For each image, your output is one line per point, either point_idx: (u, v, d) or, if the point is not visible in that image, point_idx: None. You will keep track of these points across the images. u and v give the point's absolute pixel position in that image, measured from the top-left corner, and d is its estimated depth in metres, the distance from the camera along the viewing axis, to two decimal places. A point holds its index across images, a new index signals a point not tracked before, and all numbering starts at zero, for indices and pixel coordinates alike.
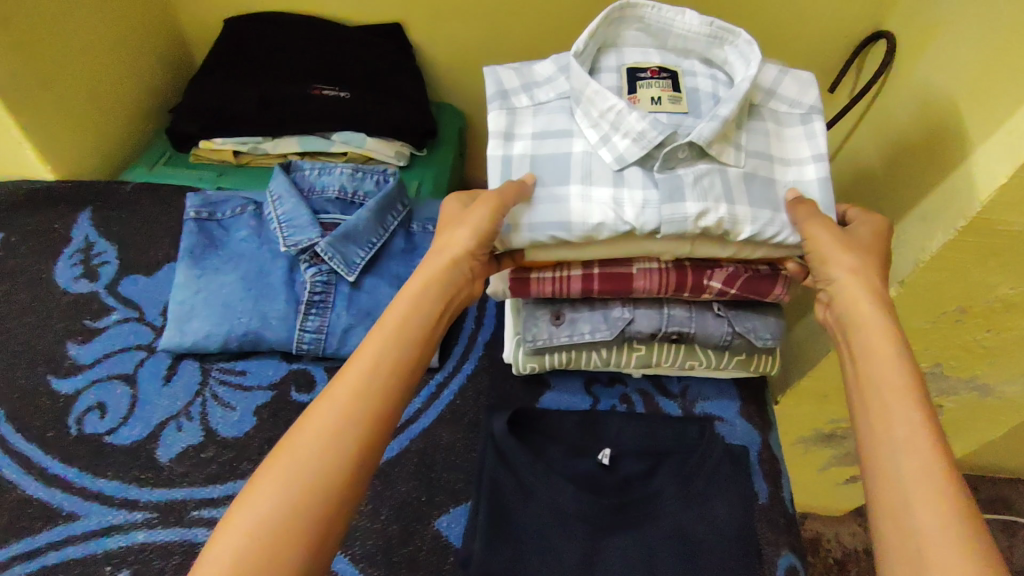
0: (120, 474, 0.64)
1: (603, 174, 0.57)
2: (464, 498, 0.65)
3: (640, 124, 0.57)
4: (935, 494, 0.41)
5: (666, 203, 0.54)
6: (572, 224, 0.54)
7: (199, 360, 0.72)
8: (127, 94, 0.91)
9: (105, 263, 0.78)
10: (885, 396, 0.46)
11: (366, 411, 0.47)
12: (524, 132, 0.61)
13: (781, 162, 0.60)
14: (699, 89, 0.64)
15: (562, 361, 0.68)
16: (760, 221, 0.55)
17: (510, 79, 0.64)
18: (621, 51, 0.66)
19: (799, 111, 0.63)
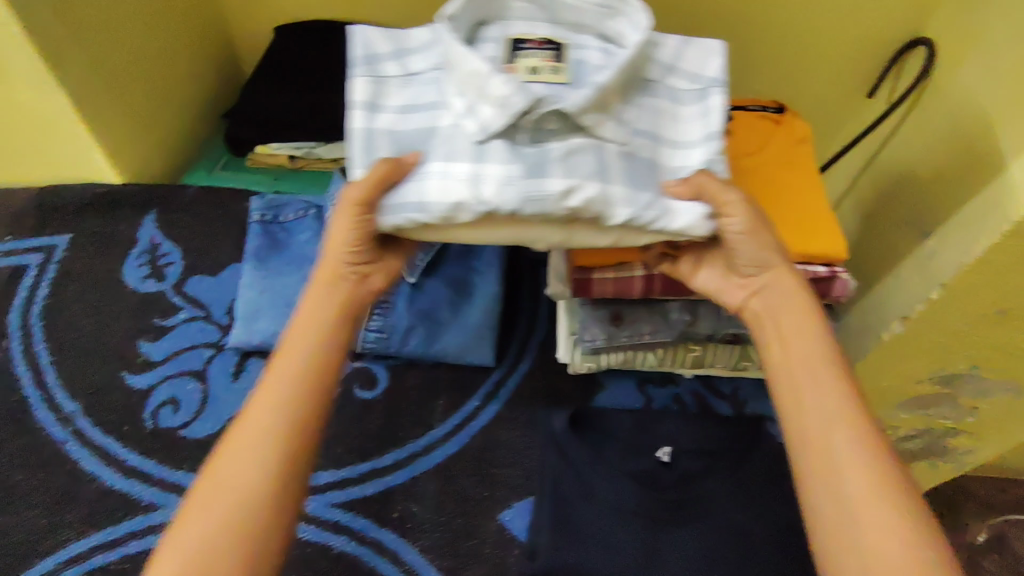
0: (195, 467, 0.67)
1: (464, 147, 0.50)
2: (526, 492, 0.67)
3: (504, 88, 0.50)
4: (867, 473, 0.45)
5: (527, 178, 0.47)
6: (429, 205, 0.48)
7: (266, 358, 0.74)
8: (187, 102, 0.93)
9: (170, 264, 0.80)
10: (815, 377, 0.50)
11: (278, 425, 0.48)
12: (391, 104, 0.56)
13: (671, 145, 0.55)
14: (586, 61, 0.56)
15: (620, 360, 0.69)
16: (640, 205, 0.49)
17: (380, 42, 0.57)
18: (506, 23, 0.59)
19: (698, 87, 0.57)
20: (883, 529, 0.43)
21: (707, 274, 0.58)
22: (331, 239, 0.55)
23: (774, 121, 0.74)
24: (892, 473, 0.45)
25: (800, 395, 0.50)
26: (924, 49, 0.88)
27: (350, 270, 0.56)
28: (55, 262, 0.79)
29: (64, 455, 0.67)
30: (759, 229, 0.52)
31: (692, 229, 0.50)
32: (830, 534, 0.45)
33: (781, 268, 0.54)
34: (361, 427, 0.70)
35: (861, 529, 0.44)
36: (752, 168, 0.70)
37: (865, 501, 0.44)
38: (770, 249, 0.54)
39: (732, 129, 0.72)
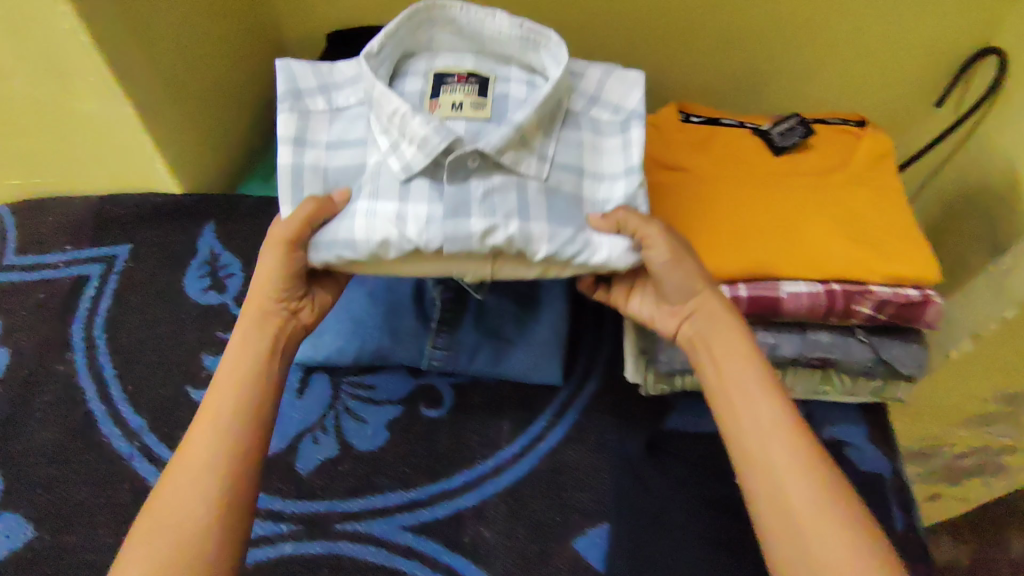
0: (263, 485, 0.66)
1: (390, 186, 0.53)
2: (601, 519, 0.64)
3: (423, 129, 0.53)
4: (805, 474, 0.49)
5: (449, 218, 0.51)
6: (357, 243, 0.52)
7: (329, 374, 0.73)
8: (242, 109, 0.91)
9: (230, 275, 0.80)
10: (750, 390, 0.54)
11: (217, 442, 0.52)
12: (319, 138, 0.58)
13: (593, 177, 0.58)
14: (509, 94, 0.59)
15: (694, 383, 0.68)
16: (559, 239, 0.52)
17: (308, 77, 0.60)
18: (433, 56, 0.61)
19: (619, 118, 0.60)
20: (826, 527, 0.47)
21: (639, 300, 0.62)
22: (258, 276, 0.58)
23: (855, 134, 0.70)
24: (823, 471, 0.50)
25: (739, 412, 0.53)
26: (995, 58, 0.84)
27: (279, 305, 0.59)
28: (116, 273, 0.79)
29: (131, 472, 0.66)
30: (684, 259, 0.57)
31: (626, 260, 0.54)
32: (778, 536, 0.48)
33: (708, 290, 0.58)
34: (428, 446, 0.69)
35: (804, 530, 0.47)
36: (837, 186, 0.66)
37: (805, 501, 0.48)
38: (694, 278, 0.58)
39: (813, 143, 0.68)
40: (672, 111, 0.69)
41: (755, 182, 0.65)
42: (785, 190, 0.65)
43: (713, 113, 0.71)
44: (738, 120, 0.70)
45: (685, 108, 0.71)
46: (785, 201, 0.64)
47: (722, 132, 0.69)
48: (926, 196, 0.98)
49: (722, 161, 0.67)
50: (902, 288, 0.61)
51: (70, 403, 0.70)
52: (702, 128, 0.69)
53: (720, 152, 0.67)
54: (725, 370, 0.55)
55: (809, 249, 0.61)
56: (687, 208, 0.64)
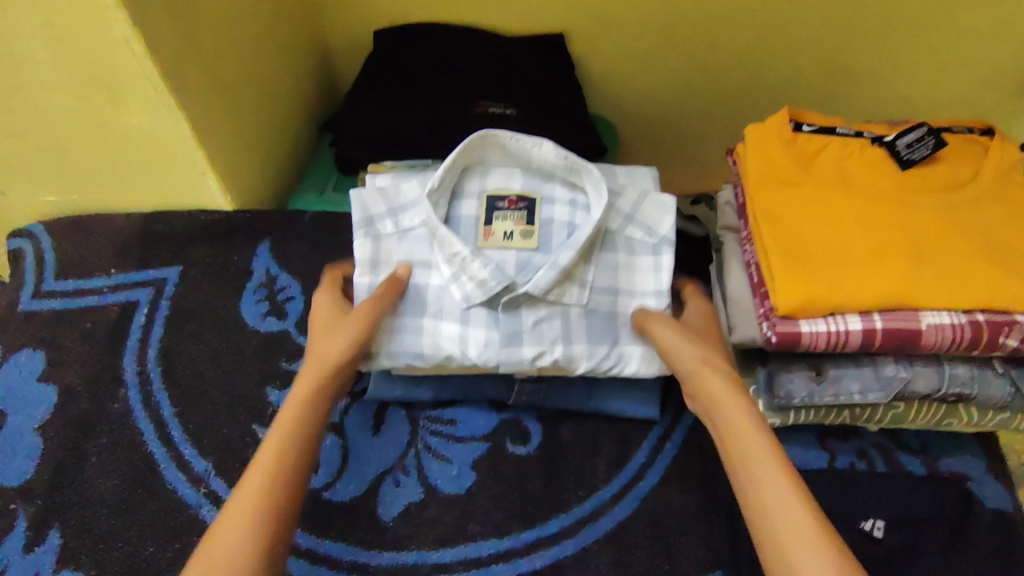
0: (345, 536, 0.60)
1: (452, 312, 0.62)
2: (713, 567, 0.59)
3: (482, 272, 0.61)
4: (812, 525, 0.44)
5: (505, 346, 0.60)
6: (425, 355, 0.61)
7: (406, 409, 0.67)
8: (287, 116, 0.85)
9: (291, 299, 0.74)
10: (749, 443, 0.49)
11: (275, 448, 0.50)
12: (387, 256, 0.64)
13: (627, 295, 0.64)
14: (554, 218, 0.66)
15: (809, 418, 0.62)
16: (596, 357, 0.61)
17: (375, 200, 0.65)
18: (486, 174, 0.67)
19: (652, 240, 0.65)
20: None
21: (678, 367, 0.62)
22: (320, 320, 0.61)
23: (983, 145, 0.65)
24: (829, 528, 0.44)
25: (749, 481, 0.48)
26: None
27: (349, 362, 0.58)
28: (166, 298, 0.73)
29: (200, 523, 0.60)
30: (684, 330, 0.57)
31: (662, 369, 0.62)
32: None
33: (709, 353, 0.56)
34: (520, 488, 0.63)
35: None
36: (969, 203, 0.61)
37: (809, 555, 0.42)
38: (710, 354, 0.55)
39: (941, 155, 0.64)
40: (783, 119, 0.65)
41: (881, 199, 0.61)
42: (916, 209, 0.60)
43: (826, 122, 0.67)
44: (855, 130, 0.66)
45: (797, 116, 0.67)
46: (918, 220, 0.60)
47: (839, 144, 0.65)
48: None
49: (842, 177, 0.63)
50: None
51: (128, 446, 0.64)
52: (817, 139, 0.65)
53: (838, 167, 0.64)
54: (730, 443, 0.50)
55: (949, 273, 0.57)
56: (807, 229, 0.60)
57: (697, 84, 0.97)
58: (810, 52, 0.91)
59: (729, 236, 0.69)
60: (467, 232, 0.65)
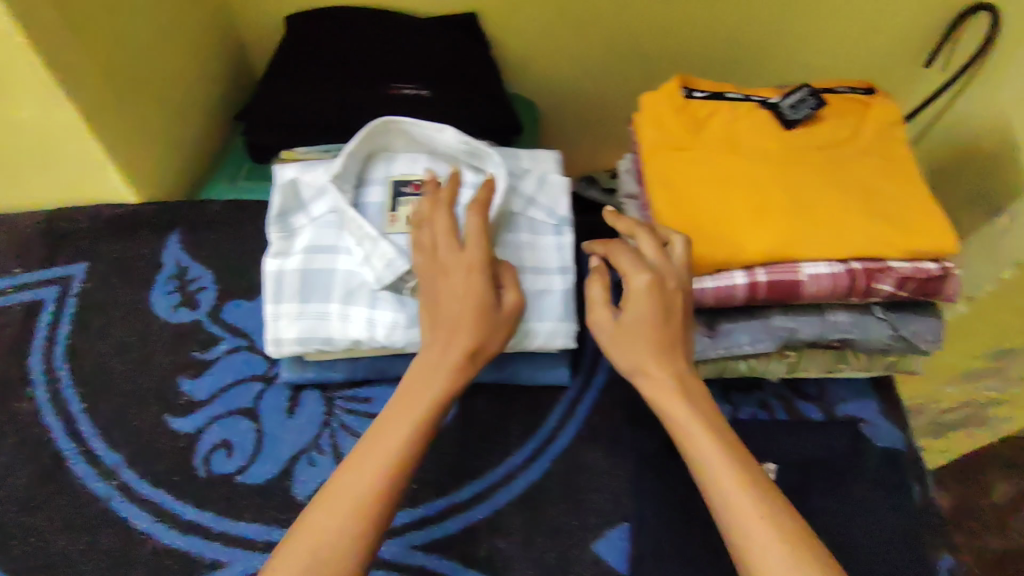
0: (258, 517, 0.61)
1: (361, 293, 0.61)
2: (621, 518, 0.62)
3: (390, 251, 0.59)
4: (775, 537, 0.46)
5: (410, 326, 0.60)
6: (334, 339, 0.61)
7: (321, 390, 0.67)
8: (193, 105, 0.84)
9: (203, 290, 0.73)
10: (697, 437, 0.51)
11: (361, 511, 0.48)
12: (298, 246, 0.63)
13: (533, 271, 0.64)
14: (459, 202, 0.64)
15: (708, 371, 0.65)
16: None
17: (291, 197, 0.64)
18: (391, 160, 0.65)
19: (553, 220, 0.66)
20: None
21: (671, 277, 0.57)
22: (464, 287, 0.55)
23: (863, 102, 0.68)
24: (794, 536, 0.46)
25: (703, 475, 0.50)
26: (985, 15, 0.85)
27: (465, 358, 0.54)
28: (73, 296, 0.72)
29: (112, 514, 0.61)
30: (627, 340, 0.55)
31: (564, 344, 0.64)
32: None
33: (651, 359, 0.54)
34: (434, 459, 0.65)
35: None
36: (848, 158, 0.64)
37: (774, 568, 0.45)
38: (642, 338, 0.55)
39: (824, 113, 0.67)
40: (672, 88, 0.67)
41: (766, 158, 0.64)
42: (798, 166, 0.63)
43: (716, 88, 0.69)
44: (743, 93, 0.69)
45: (687, 83, 0.69)
46: (798, 176, 0.62)
47: (727, 109, 0.67)
48: (917, 156, 1.01)
49: (728, 139, 0.65)
50: (918, 262, 0.59)
51: (36, 444, 0.64)
52: (706, 105, 0.67)
53: (727, 130, 0.66)
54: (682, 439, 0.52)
55: (827, 222, 0.60)
56: (697, 191, 0.62)
57: (613, 59, 0.98)
58: (717, 23, 0.93)
59: (631, 204, 0.71)
60: (372, 217, 0.62)
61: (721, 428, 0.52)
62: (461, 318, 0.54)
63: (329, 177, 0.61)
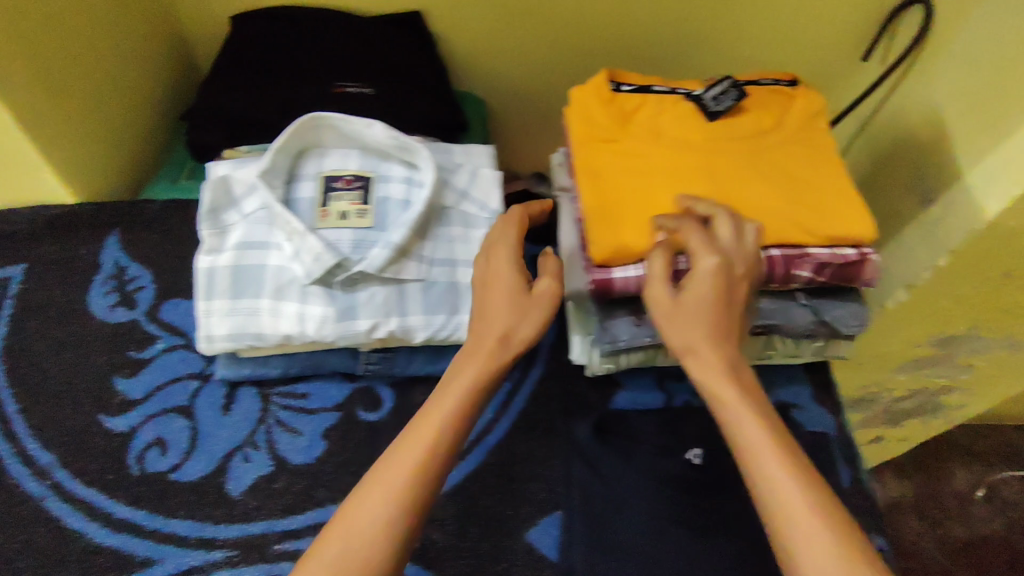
0: (191, 513, 0.61)
1: (291, 289, 0.61)
2: (553, 507, 0.63)
3: (317, 246, 0.59)
4: (827, 535, 0.43)
5: (339, 320, 0.60)
6: (265, 335, 0.61)
7: (257, 387, 0.68)
8: (134, 106, 0.84)
9: (140, 289, 0.73)
10: (743, 421, 0.49)
11: (386, 505, 0.46)
12: (230, 243, 0.63)
13: (466, 264, 0.64)
14: (390, 196, 0.64)
15: (638, 359, 0.67)
16: (433, 326, 0.62)
17: (221, 194, 0.63)
18: (323, 155, 0.65)
19: (486, 214, 0.66)
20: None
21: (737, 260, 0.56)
22: (501, 271, 0.57)
23: (787, 94, 0.70)
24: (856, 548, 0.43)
25: (750, 461, 0.47)
26: (918, 10, 0.88)
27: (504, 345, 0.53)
28: (10, 298, 0.72)
29: (46, 514, 0.61)
30: (679, 319, 0.54)
31: None
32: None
33: (703, 342, 0.52)
34: (370, 452, 0.65)
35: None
36: (770, 149, 0.66)
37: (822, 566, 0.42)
38: (698, 316, 0.53)
39: (747, 105, 0.68)
40: (600, 81, 0.68)
41: (690, 150, 0.65)
42: (721, 157, 0.65)
43: (645, 82, 0.70)
44: (670, 87, 0.70)
45: (616, 77, 0.70)
46: (720, 166, 0.64)
47: (654, 102, 0.68)
48: (860, 150, 1.03)
49: (654, 131, 0.67)
50: (837, 248, 0.61)
51: None
52: (634, 98, 0.69)
53: (653, 123, 0.67)
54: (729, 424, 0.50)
55: (749, 211, 0.61)
56: (623, 183, 0.64)
57: (560, 57, 1.00)
58: (660, 21, 0.95)
59: (564, 197, 0.72)
60: (303, 213, 0.62)
61: (774, 419, 0.49)
62: (497, 302, 0.55)
63: (257, 173, 0.61)
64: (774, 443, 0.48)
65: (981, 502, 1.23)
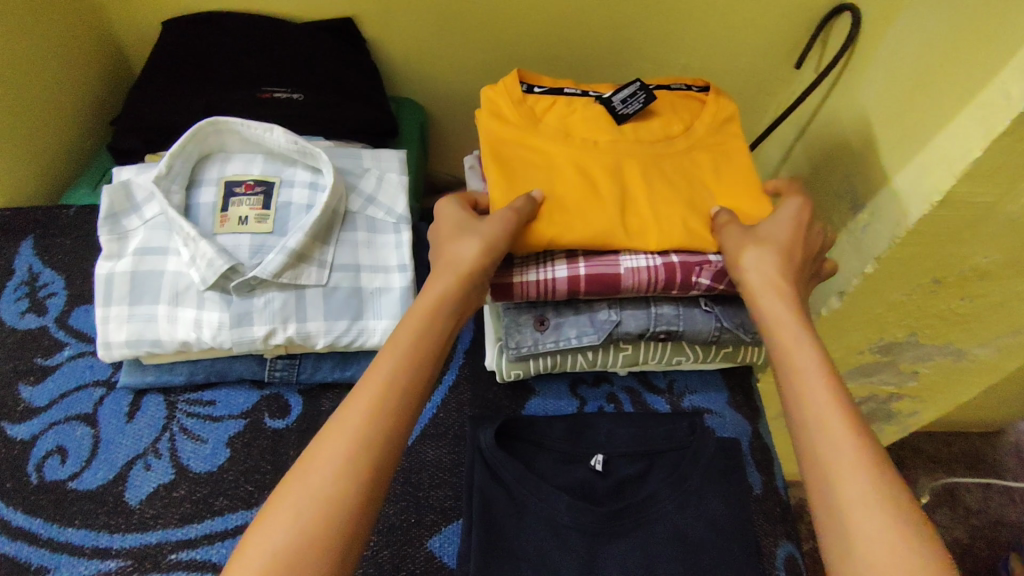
0: (88, 522, 0.60)
1: (187, 294, 0.61)
2: (455, 515, 0.63)
3: (209, 251, 0.59)
4: (861, 454, 0.43)
5: (235, 326, 0.60)
6: (163, 341, 0.60)
7: (164, 394, 0.67)
8: (55, 112, 0.84)
9: (52, 295, 0.73)
10: (791, 342, 0.50)
11: (394, 398, 0.47)
12: (129, 249, 0.63)
13: (370, 270, 0.65)
14: (292, 201, 0.65)
15: (547, 365, 0.66)
16: (335, 332, 0.62)
17: (121, 199, 0.63)
18: (226, 161, 0.66)
19: (392, 219, 0.68)
20: (874, 524, 0.40)
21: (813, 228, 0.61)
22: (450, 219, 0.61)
23: (699, 100, 0.71)
24: (881, 463, 0.43)
25: (793, 377, 0.48)
26: (848, 15, 0.87)
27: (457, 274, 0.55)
28: None
29: None
30: (754, 244, 0.57)
31: None
32: (831, 544, 0.42)
33: (771, 269, 0.55)
34: (273, 460, 0.64)
35: (851, 528, 0.41)
36: (679, 150, 0.67)
37: (849, 480, 0.42)
38: (766, 243, 0.57)
39: (655, 108, 0.69)
40: (510, 82, 0.68)
41: (599, 148, 0.65)
42: (630, 156, 0.65)
43: (556, 85, 0.71)
44: (582, 90, 0.70)
45: (525, 79, 0.70)
46: (626, 166, 0.64)
47: (564, 104, 0.68)
48: (795, 155, 1.03)
49: (564, 129, 0.66)
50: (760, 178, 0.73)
51: None
52: (545, 98, 0.69)
53: (563, 121, 0.67)
54: (778, 348, 0.51)
55: (654, 209, 0.62)
56: (533, 178, 0.63)
57: (496, 62, 1.00)
58: (593, 27, 0.95)
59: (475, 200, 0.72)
60: (203, 218, 0.63)
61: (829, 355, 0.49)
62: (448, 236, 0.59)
63: (152, 178, 0.61)
64: (823, 369, 0.48)
65: (938, 510, 1.22)
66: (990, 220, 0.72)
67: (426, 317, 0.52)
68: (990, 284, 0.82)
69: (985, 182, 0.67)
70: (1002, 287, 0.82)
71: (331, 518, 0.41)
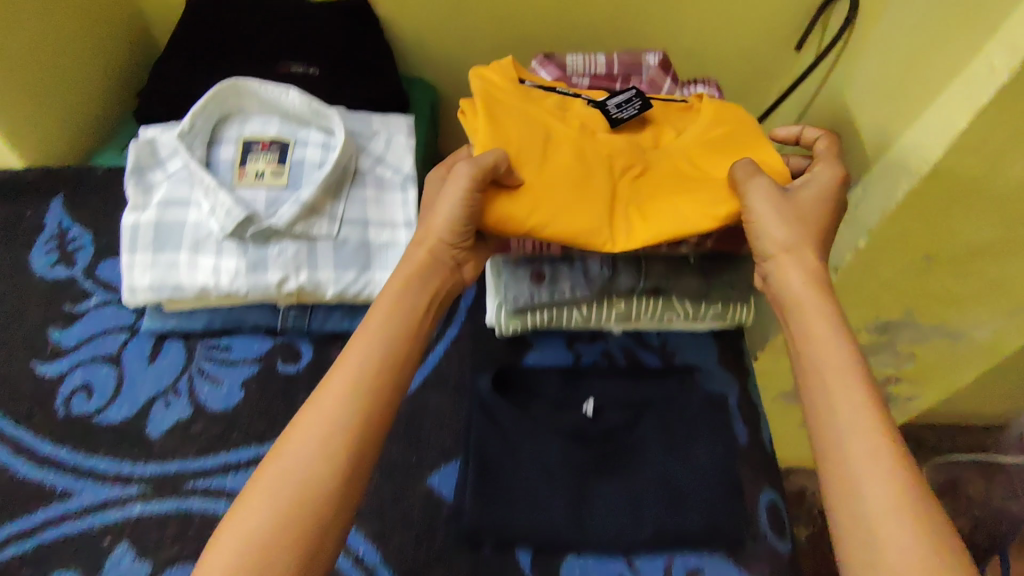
0: (111, 452, 0.64)
1: (207, 242, 0.65)
2: (455, 455, 0.67)
3: (228, 202, 0.64)
4: (889, 456, 0.45)
5: (251, 272, 0.64)
6: (183, 286, 0.64)
7: (183, 339, 0.72)
8: (87, 82, 0.90)
9: (80, 248, 0.77)
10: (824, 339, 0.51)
11: (365, 387, 0.51)
12: (154, 201, 0.67)
13: (378, 225, 0.69)
14: (305, 159, 0.70)
15: (543, 319, 0.70)
16: (343, 281, 0.66)
17: (146, 155, 0.69)
18: (244, 121, 0.71)
19: (399, 177, 0.72)
20: (899, 526, 0.43)
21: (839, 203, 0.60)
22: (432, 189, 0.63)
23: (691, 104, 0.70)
24: (908, 475, 0.45)
25: (827, 378, 0.49)
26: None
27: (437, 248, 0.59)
28: None
29: None
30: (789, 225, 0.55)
31: None
32: (848, 536, 0.45)
33: (806, 261, 0.55)
34: (284, 400, 0.68)
35: (877, 529, 0.43)
36: (680, 151, 0.63)
37: (875, 481, 0.44)
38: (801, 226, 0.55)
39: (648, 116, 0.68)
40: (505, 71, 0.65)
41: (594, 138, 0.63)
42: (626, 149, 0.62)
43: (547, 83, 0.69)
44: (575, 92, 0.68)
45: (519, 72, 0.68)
46: (621, 161, 0.61)
47: (558, 100, 0.66)
48: None
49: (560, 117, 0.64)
50: (784, 129, 0.68)
51: None
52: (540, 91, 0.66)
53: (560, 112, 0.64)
54: (811, 344, 0.51)
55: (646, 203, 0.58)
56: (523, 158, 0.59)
57: (505, 43, 1.03)
58: (598, 9, 0.98)
59: None
60: (222, 173, 0.68)
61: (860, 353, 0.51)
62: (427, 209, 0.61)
63: (176, 135, 0.66)
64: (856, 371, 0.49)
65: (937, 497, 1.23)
66: (983, 195, 0.72)
67: (395, 306, 0.56)
68: (984, 262, 0.82)
69: (974, 156, 0.68)
70: (996, 266, 0.83)
71: (310, 496, 0.46)
